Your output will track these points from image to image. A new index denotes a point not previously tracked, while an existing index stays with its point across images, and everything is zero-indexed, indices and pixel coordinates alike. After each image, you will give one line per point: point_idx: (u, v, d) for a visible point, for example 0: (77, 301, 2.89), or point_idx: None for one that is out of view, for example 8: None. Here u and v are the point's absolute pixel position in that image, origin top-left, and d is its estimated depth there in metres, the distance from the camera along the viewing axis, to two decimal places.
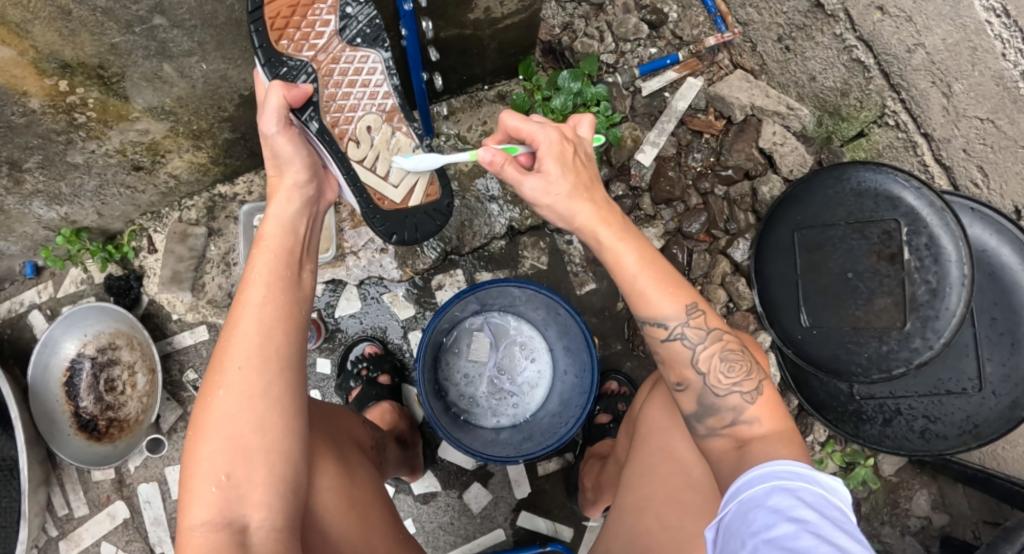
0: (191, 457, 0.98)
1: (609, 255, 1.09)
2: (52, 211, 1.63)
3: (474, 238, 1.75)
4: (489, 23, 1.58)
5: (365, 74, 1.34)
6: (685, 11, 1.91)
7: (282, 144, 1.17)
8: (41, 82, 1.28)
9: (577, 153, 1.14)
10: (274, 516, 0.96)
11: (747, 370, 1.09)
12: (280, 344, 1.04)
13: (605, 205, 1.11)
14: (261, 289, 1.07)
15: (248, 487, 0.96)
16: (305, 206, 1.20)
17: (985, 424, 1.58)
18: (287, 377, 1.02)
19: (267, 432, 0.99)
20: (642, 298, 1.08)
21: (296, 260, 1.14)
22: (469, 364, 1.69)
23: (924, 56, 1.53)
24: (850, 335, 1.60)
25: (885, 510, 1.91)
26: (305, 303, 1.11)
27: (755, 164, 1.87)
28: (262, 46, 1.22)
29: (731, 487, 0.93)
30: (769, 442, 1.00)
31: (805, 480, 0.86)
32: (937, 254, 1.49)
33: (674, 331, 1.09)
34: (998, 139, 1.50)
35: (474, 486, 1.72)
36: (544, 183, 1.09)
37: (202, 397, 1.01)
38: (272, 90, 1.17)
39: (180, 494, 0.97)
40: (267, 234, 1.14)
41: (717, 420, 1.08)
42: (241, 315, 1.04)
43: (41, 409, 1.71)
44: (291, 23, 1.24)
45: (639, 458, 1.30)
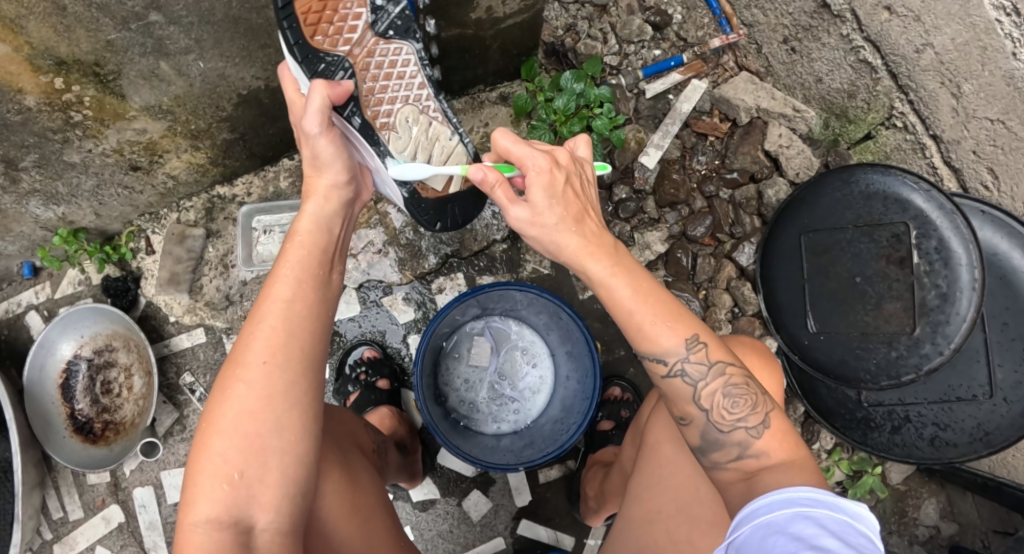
0: (201, 451, 0.94)
1: (603, 290, 1.03)
2: (49, 211, 1.61)
3: (475, 242, 1.72)
4: (491, 23, 1.56)
5: (399, 66, 1.24)
6: (690, 12, 1.90)
7: (324, 145, 1.09)
8: (36, 79, 1.26)
9: (569, 181, 1.06)
10: (281, 520, 0.94)
11: (753, 403, 1.04)
12: (306, 343, 1.00)
13: (595, 237, 1.04)
14: (290, 285, 1.02)
15: (258, 489, 0.93)
16: (342, 207, 1.15)
17: (996, 431, 1.55)
18: (308, 380, 0.99)
19: (284, 434, 0.95)
20: (640, 334, 1.02)
21: (326, 257, 1.09)
22: (469, 369, 1.66)
23: (933, 56, 1.50)
24: (859, 341, 1.57)
25: (892, 519, 1.87)
26: (331, 302, 1.07)
27: (760, 168, 1.84)
28: (297, 43, 1.14)
29: (745, 510, 0.89)
30: (783, 472, 0.97)
31: (827, 507, 0.82)
32: (947, 257, 1.45)
33: (674, 367, 1.03)
34: (1008, 140, 1.47)
35: (474, 493, 1.69)
36: (532, 215, 1.03)
37: (218, 389, 0.97)
38: (316, 88, 1.08)
39: (186, 486, 0.93)
40: (301, 230, 1.10)
41: (722, 453, 1.04)
42: (267, 310, 0.99)
43: (36, 411, 1.69)
44: (323, 18, 1.14)
45: (646, 469, 1.26)
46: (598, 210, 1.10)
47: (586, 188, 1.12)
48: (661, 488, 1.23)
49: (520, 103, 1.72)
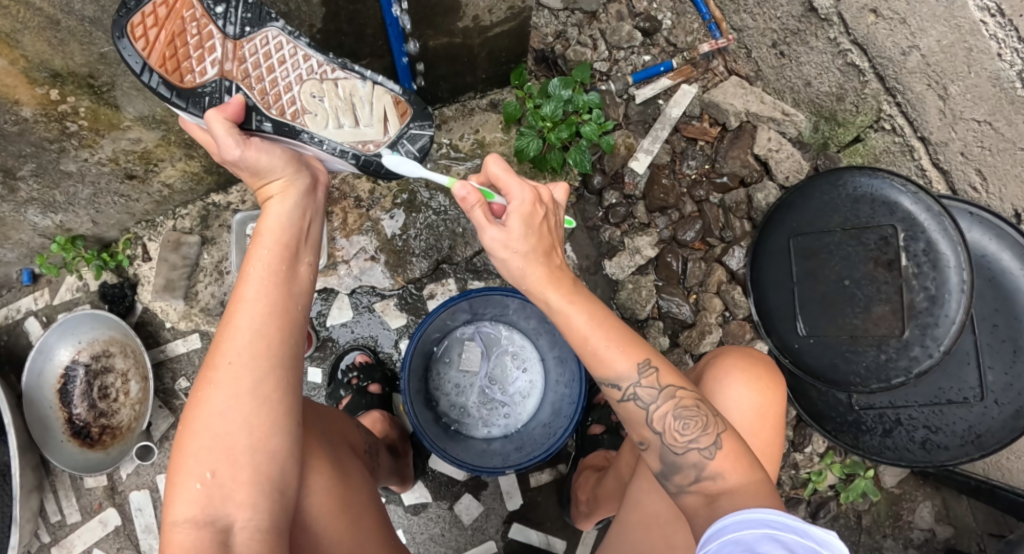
0: (179, 454, 0.96)
1: (561, 317, 1.06)
2: (48, 219, 1.64)
3: (465, 248, 1.74)
4: (478, 31, 1.58)
5: (275, 55, 1.18)
6: (679, 18, 1.91)
7: (252, 154, 1.08)
8: (32, 91, 1.29)
9: (548, 217, 1.09)
10: (259, 517, 0.95)
11: (704, 424, 1.04)
12: (272, 342, 1.01)
13: (558, 268, 1.09)
14: (258, 287, 1.03)
15: (233, 488, 0.94)
16: (301, 199, 1.12)
17: (988, 434, 1.54)
18: (277, 378, 1.00)
19: (255, 432, 0.97)
20: (595, 358, 1.06)
21: (294, 254, 1.09)
22: (460, 374, 1.68)
23: (919, 58, 1.51)
24: (848, 344, 1.57)
25: (886, 523, 1.87)
26: (302, 299, 1.07)
27: (750, 172, 1.84)
28: (173, 94, 1.11)
29: (714, 528, 0.90)
30: (739, 498, 0.96)
31: (796, 532, 0.82)
32: (935, 260, 1.45)
33: (627, 392, 1.07)
34: (996, 141, 1.47)
35: (465, 497, 1.70)
36: (505, 238, 1.05)
37: (193, 393, 0.99)
38: (209, 117, 1.07)
39: (166, 489, 0.95)
40: (265, 231, 1.08)
41: (683, 476, 1.04)
42: (237, 313, 1.01)
43: (35, 415, 1.71)
44: (180, 57, 1.11)
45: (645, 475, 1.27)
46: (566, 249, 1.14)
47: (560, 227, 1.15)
48: (658, 491, 1.23)
49: (509, 110, 1.74)
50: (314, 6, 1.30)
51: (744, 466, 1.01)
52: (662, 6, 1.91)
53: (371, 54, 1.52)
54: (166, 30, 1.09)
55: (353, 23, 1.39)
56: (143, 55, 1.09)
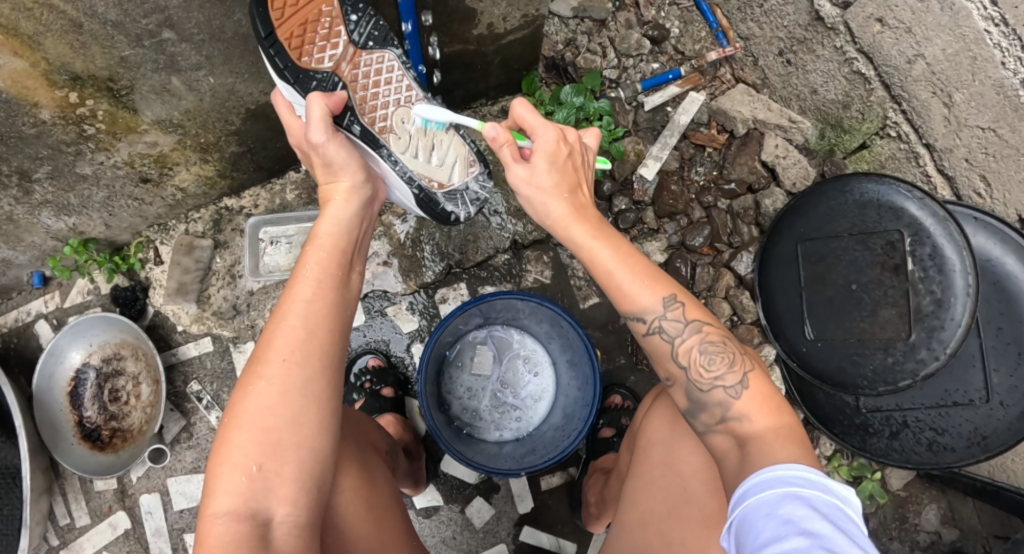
0: (222, 445, 0.97)
1: (586, 252, 1.16)
2: (61, 222, 1.65)
3: (477, 253, 1.76)
4: (492, 39, 1.60)
5: (385, 73, 1.24)
6: (686, 26, 1.95)
7: (333, 150, 1.12)
8: (51, 94, 1.30)
9: (570, 156, 1.19)
10: (298, 514, 0.96)
11: (730, 362, 1.12)
12: (324, 342, 1.03)
13: (584, 206, 1.18)
14: (311, 286, 1.06)
15: (276, 482, 0.95)
16: (363, 206, 1.16)
17: (993, 435, 1.57)
18: (326, 377, 1.01)
19: (301, 428, 0.98)
20: (621, 292, 1.14)
21: (346, 259, 1.12)
22: (472, 378, 1.69)
23: (925, 66, 1.55)
24: (855, 347, 1.60)
25: (893, 525, 1.89)
26: (349, 305, 1.10)
27: (757, 178, 1.87)
28: (286, 68, 1.17)
29: (739, 493, 0.97)
30: (768, 441, 1.03)
31: (820, 490, 0.89)
32: (941, 263, 1.49)
33: (652, 324, 1.14)
34: (1000, 148, 1.50)
35: (477, 500, 1.71)
36: (530, 175, 1.15)
37: (240, 386, 1.00)
38: (311, 102, 1.11)
39: (206, 480, 0.95)
40: (321, 233, 1.12)
41: (710, 415, 1.12)
42: (289, 310, 1.03)
43: (46, 417, 1.72)
44: (306, 40, 1.17)
45: (641, 472, 1.29)
46: (591, 190, 1.24)
47: (586, 168, 1.25)
48: (655, 489, 1.25)
49: None
50: None
51: (771, 408, 1.08)
52: (670, 14, 1.94)
53: None
54: (300, 14, 1.15)
55: None
56: (275, 26, 1.14)
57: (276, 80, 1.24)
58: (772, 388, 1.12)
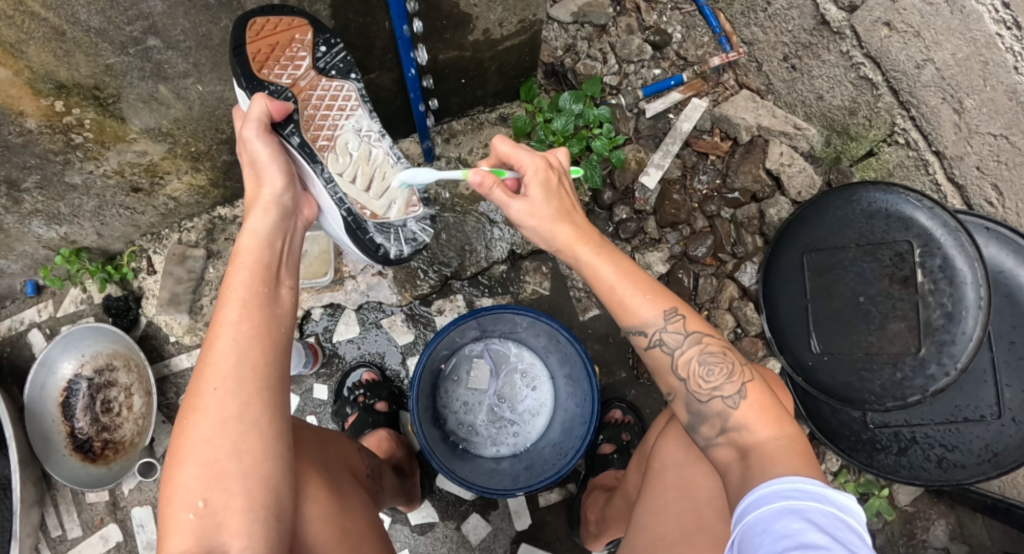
0: (169, 484, 0.95)
1: (590, 269, 1.13)
2: (52, 231, 1.62)
3: (474, 263, 1.72)
4: (489, 45, 1.56)
5: (341, 101, 1.34)
6: (689, 31, 1.90)
7: (260, 147, 1.18)
8: (37, 102, 1.28)
9: (561, 180, 1.20)
10: (255, 545, 0.93)
11: (729, 372, 1.08)
12: (255, 363, 1.01)
13: (584, 226, 1.16)
14: (237, 309, 1.04)
15: (225, 516, 0.93)
16: (282, 218, 1.18)
17: (1005, 452, 1.52)
18: (264, 399, 0.99)
19: (244, 457, 0.96)
20: (624, 307, 1.11)
21: (272, 274, 1.11)
22: (468, 392, 1.65)
23: (934, 71, 1.51)
24: (863, 361, 1.55)
25: (901, 541, 1.84)
26: (284, 319, 1.08)
27: (761, 187, 1.81)
28: (244, 74, 1.24)
29: (738, 506, 0.95)
30: (769, 452, 0.99)
31: (817, 499, 0.88)
32: (952, 275, 1.44)
33: (653, 338, 1.11)
34: (1012, 155, 1.46)
35: (473, 517, 1.67)
36: (530, 207, 1.15)
37: (180, 423, 0.98)
38: (255, 101, 1.19)
39: (159, 523, 0.95)
40: (243, 250, 1.12)
41: (710, 427, 1.07)
42: (216, 337, 1.01)
43: (37, 429, 1.67)
44: (271, 56, 1.25)
45: (651, 494, 1.24)
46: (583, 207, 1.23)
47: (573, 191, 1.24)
48: (664, 512, 1.20)
49: (518, 124, 1.71)
50: (323, 18, 1.33)
51: (771, 419, 1.04)
52: (671, 19, 1.90)
53: (381, 68, 1.52)
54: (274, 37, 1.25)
55: (363, 36, 1.39)
56: (242, 38, 1.23)
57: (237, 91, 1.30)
58: (776, 401, 1.08)
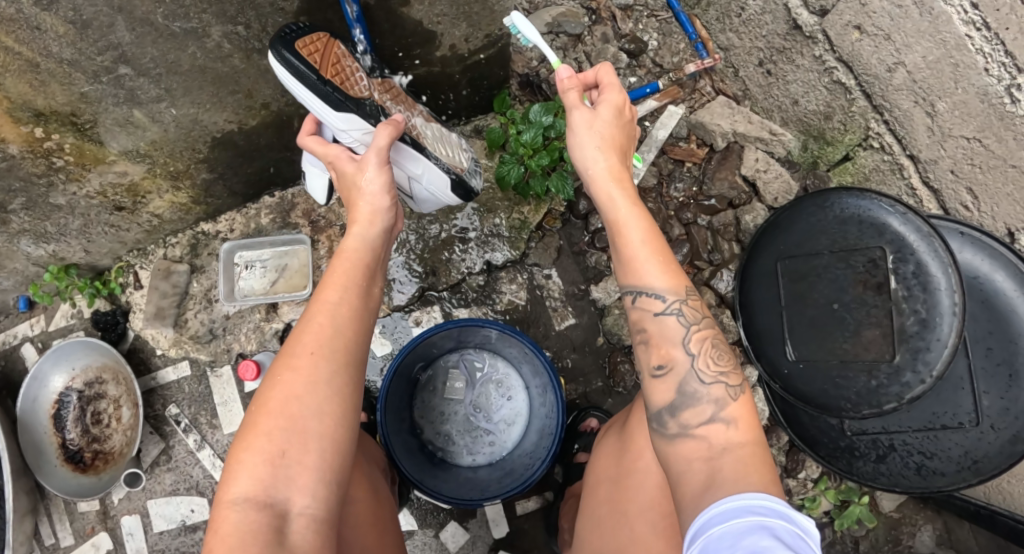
0: (251, 430, 1.03)
1: (620, 224, 1.17)
2: (41, 249, 1.68)
3: (450, 273, 1.75)
4: (457, 59, 1.59)
5: (396, 99, 1.45)
6: (665, 38, 1.89)
7: (372, 170, 1.25)
8: (17, 130, 1.32)
9: (631, 121, 1.30)
10: (316, 507, 1.02)
11: (734, 363, 1.12)
12: (349, 341, 1.11)
13: (626, 172, 1.24)
14: (338, 292, 1.14)
15: (297, 472, 1.01)
16: (385, 228, 1.27)
17: (985, 459, 1.51)
18: (350, 376, 1.09)
19: (325, 421, 1.05)
20: (635, 264, 1.15)
21: (370, 271, 1.22)
22: (445, 402, 1.68)
23: (905, 75, 1.49)
24: (839, 369, 1.54)
25: (885, 548, 1.82)
26: (370, 314, 1.18)
27: (738, 194, 1.84)
28: (340, 100, 1.29)
29: (697, 523, 0.93)
30: (739, 462, 1.00)
31: (784, 518, 0.87)
32: (925, 282, 1.43)
33: (671, 306, 1.13)
34: (986, 158, 1.45)
35: (451, 525, 1.69)
36: (591, 117, 1.24)
37: (270, 376, 1.07)
38: (381, 130, 1.26)
39: (229, 463, 1.02)
40: (348, 247, 1.22)
41: (693, 414, 1.08)
42: (318, 311, 1.12)
43: (29, 440, 1.73)
44: (341, 75, 1.31)
45: (594, 505, 1.29)
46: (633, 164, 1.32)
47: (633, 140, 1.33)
48: (607, 525, 1.24)
49: (492, 136, 1.66)
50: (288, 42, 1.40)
51: (748, 431, 1.06)
52: (647, 26, 1.90)
53: None
54: (331, 59, 1.29)
55: None
56: (313, 68, 1.25)
57: (307, 106, 1.30)
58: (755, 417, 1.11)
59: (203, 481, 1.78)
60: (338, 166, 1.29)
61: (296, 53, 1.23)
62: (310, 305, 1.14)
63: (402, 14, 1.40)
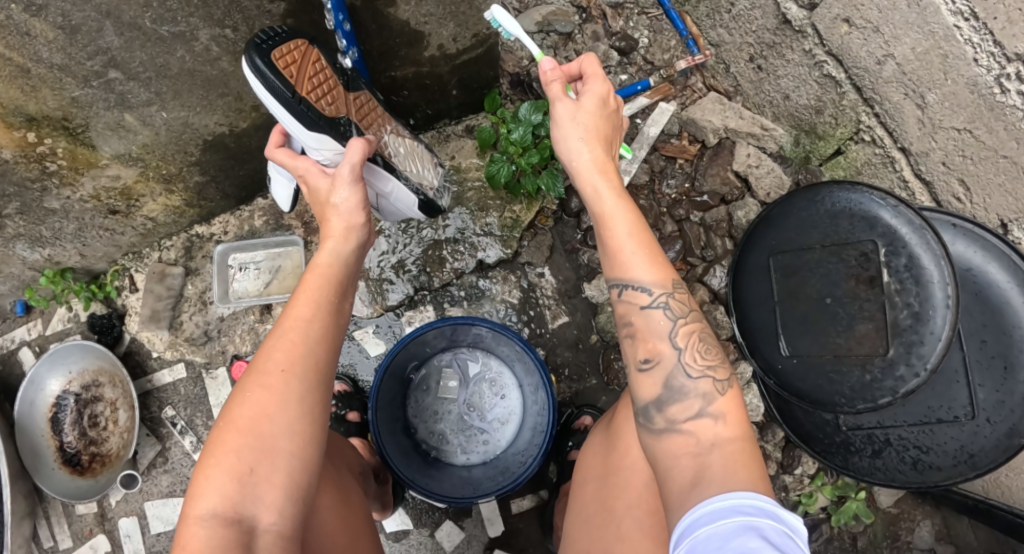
0: (219, 447, 1.04)
1: (606, 217, 1.17)
2: (36, 253, 1.69)
3: (443, 273, 1.75)
4: (445, 59, 1.60)
5: (368, 111, 1.42)
6: (656, 36, 1.89)
7: (348, 187, 1.25)
8: (10, 135, 1.34)
9: (615, 113, 1.29)
10: (282, 524, 1.03)
11: (722, 358, 1.12)
12: (320, 359, 1.11)
13: (610, 165, 1.24)
14: (309, 308, 1.14)
15: (264, 489, 1.02)
16: (359, 244, 1.27)
17: (981, 453, 1.49)
18: (319, 392, 1.10)
19: (293, 439, 1.05)
20: (621, 257, 1.15)
21: (341, 286, 1.21)
22: (438, 401, 1.68)
23: (895, 67, 1.49)
24: (832, 364, 1.53)
25: (884, 543, 1.81)
26: (340, 328, 1.18)
27: (730, 189, 1.83)
28: (314, 117, 1.26)
29: (683, 523, 0.92)
30: (726, 459, 0.99)
31: (773, 518, 0.86)
32: (918, 274, 1.42)
33: (658, 300, 1.13)
34: (977, 149, 1.44)
35: (446, 524, 1.69)
36: (574, 110, 1.24)
37: (239, 393, 1.07)
38: (353, 147, 1.25)
39: (197, 479, 1.02)
40: (321, 262, 1.22)
41: (681, 409, 1.07)
42: (288, 327, 1.11)
43: (28, 443, 1.74)
44: (315, 91, 1.27)
45: (582, 504, 1.29)
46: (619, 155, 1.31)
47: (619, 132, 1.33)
48: (593, 524, 1.24)
49: (482, 136, 1.68)
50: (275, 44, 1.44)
51: (736, 428, 1.05)
52: (638, 24, 1.90)
53: None
54: (305, 73, 1.26)
55: None
56: (288, 82, 1.22)
57: (280, 120, 1.27)
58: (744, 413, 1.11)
59: None
60: (314, 177, 1.28)
61: (271, 68, 1.20)
62: (280, 320, 1.14)
63: (389, 15, 1.44)
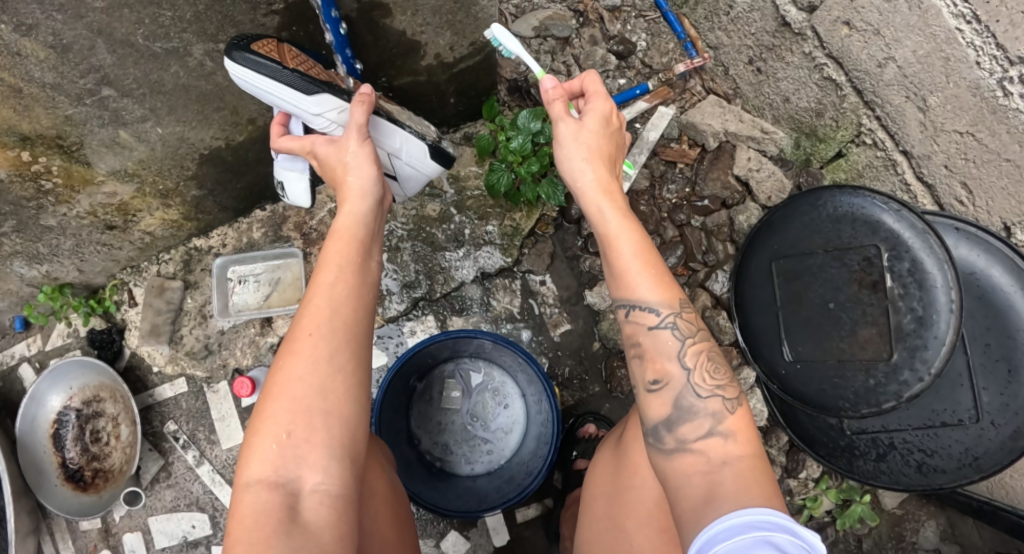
0: (259, 417, 1.04)
1: (612, 239, 1.17)
2: (34, 270, 1.68)
3: (444, 283, 1.74)
4: (443, 68, 1.59)
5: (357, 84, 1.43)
6: (654, 39, 1.88)
7: (354, 148, 1.26)
8: (4, 154, 1.32)
9: (616, 127, 1.29)
10: (330, 483, 1.01)
11: (730, 376, 1.11)
12: (348, 319, 1.11)
13: (613, 184, 1.24)
14: (333, 271, 1.15)
15: (306, 449, 1.01)
16: (375, 202, 1.26)
17: (986, 456, 1.49)
18: (351, 351, 1.09)
19: (329, 398, 1.05)
20: (627, 278, 1.14)
21: (365, 248, 1.21)
22: (442, 412, 1.68)
23: (896, 70, 1.48)
24: (836, 369, 1.52)
25: (889, 545, 1.82)
26: (370, 288, 1.18)
27: (731, 193, 1.83)
28: (306, 81, 1.27)
29: (700, 539, 0.91)
30: (736, 477, 0.99)
31: (790, 534, 0.85)
32: (921, 279, 1.41)
33: (666, 320, 1.12)
34: (979, 152, 1.43)
35: (451, 534, 1.69)
36: (577, 129, 1.24)
37: (275, 364, 1.08)
38: (356, 106, 1.25)
39: (244, 449, 1.03)
40: (341, 226, 1.22)
41: (692, 428, 1.07)
42: (315, 292, 1.12)
43: (29, 460, 1.73)
44: (302, 64, 1.30)
45: (590, 524, 1.30)
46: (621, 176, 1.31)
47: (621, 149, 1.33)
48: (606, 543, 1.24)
49: (481, 144, 1.66)
50: None
51: (745, 442, 1.05)
52: (636, 27, 1.88)
53: None
54: (288, 54, 1.29)
55: None
56: (273, 59, 1.25)
57: (277, 101, 1.29)
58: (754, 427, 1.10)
59: (204, 497, 1.78)
60: (323, 152, 1.29)
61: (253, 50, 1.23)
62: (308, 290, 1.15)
63: (385, 26, 1.41)
